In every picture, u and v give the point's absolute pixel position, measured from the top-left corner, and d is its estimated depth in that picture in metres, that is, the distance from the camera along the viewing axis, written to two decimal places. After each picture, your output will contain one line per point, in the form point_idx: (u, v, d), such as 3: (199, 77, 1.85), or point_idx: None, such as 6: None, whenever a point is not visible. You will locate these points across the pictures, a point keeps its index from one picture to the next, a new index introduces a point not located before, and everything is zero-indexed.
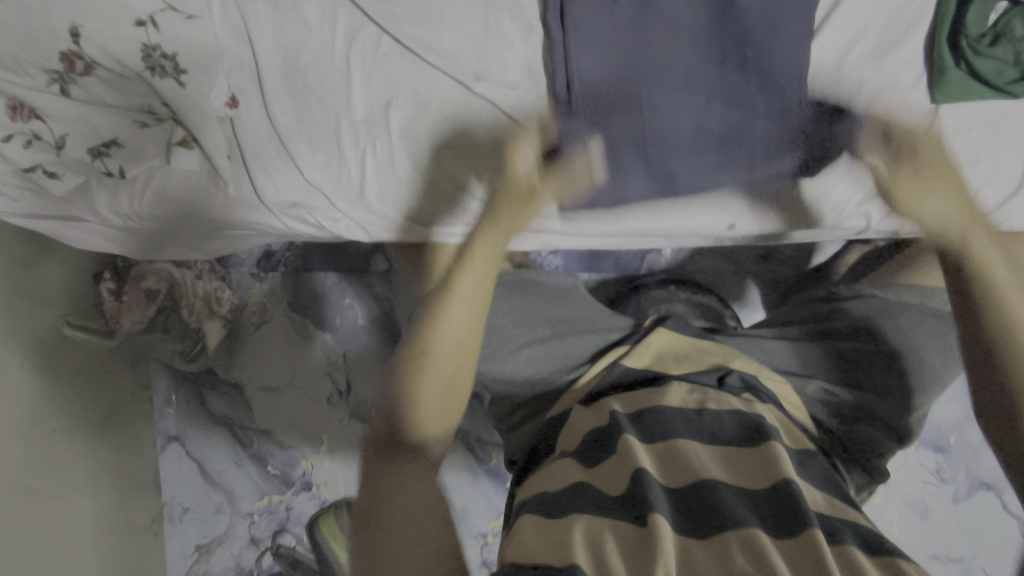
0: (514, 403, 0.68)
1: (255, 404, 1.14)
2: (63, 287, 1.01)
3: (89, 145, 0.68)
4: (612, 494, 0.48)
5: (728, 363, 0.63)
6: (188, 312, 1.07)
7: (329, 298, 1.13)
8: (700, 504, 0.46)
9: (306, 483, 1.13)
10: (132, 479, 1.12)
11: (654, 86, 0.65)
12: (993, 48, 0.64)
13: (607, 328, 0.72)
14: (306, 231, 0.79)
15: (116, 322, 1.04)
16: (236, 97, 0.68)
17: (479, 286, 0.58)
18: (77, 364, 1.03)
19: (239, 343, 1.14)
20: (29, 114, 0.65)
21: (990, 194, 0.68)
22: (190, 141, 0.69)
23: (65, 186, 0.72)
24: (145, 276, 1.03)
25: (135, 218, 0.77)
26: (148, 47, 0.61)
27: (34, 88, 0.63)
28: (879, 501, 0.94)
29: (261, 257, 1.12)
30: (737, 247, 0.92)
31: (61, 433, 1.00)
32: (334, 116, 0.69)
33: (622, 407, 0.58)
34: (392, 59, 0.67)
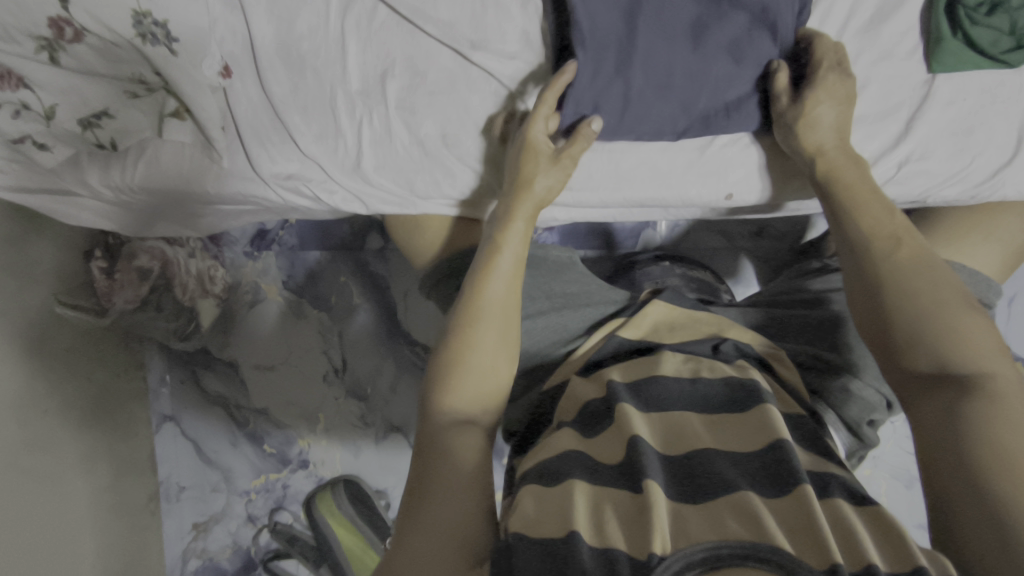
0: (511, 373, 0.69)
1: (251, 383, 1.14)
2: (53, 265, 0.99)
3: (79, 116, 0.67)
4: (610, 462, 0.50)
5: (723, 333, 0.64)
6: (182, 290, 1.06)
7: (324, 278, 1.13)
8: (694, 469, 0.47)
9: (303, 461, 1.14)
10: (127, 459, 1.11)
11: (645, 60, 0.64)
12: (990, 17, 0.63)
13: (604, 301, 0.72)
14: (305, 205, 0.78)
15: (108, 301, 1.00)
16: (229, 67, 0.69)
17: (506, 312, 0.59)
18: (69, 344, 1.02)
19: (233, 325, 1.14)
20: (16, 82, 0.63)
21: (983, 163, 0.69)
22: (182, 112, 0.69)
23: (56, 158, 0.71)
24: (137, 255, 1.01)
25: (126, 194, 0.76)
26: (140, 14, 0.60)
27: (22, 55, 0.61)
28: (867, 472, 0.99)
29: (255, 235, 1.13)
30: (729, 220, 0.94)
31: (53, 414, 0.98)
32: (329, 87, 0.69)
33: (619, 376, 0.59)
34: (388, 28, 0.66)
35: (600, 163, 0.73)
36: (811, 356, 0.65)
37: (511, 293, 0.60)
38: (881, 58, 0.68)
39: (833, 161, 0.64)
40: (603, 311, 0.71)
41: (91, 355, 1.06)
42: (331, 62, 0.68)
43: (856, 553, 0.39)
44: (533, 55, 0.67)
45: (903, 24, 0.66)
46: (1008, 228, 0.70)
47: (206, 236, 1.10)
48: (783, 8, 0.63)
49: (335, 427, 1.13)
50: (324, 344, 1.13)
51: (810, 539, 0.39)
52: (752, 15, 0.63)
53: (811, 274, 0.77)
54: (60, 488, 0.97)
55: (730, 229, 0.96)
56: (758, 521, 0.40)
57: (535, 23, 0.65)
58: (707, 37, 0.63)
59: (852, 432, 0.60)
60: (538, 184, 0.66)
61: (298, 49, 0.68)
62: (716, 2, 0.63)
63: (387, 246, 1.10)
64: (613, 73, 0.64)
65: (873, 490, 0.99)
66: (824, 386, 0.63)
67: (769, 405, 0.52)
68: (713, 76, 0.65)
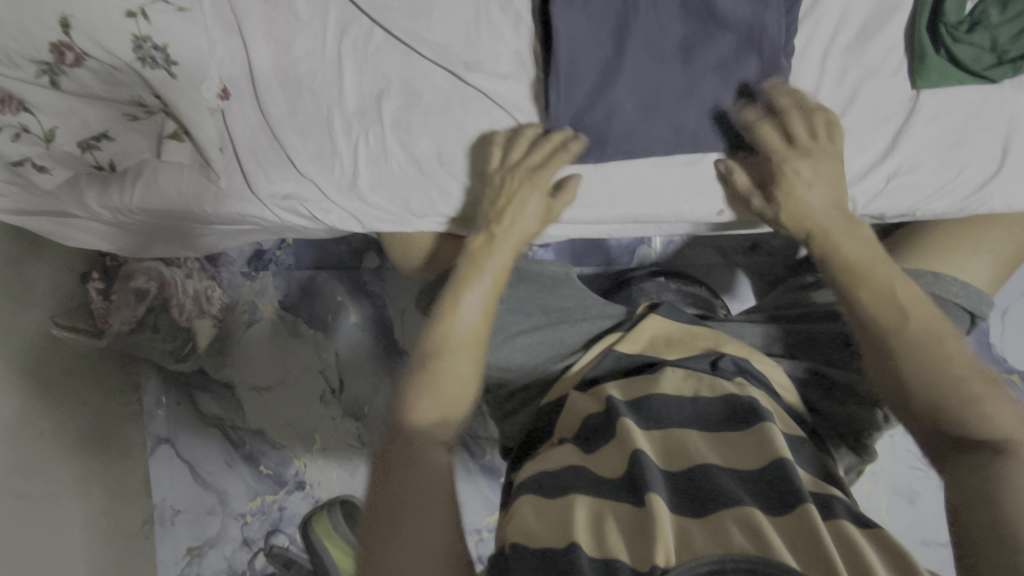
0: (509, 389, 0.69)
1: (247, 403, 1.13)
2: (51, 287, 0.99)
3: (79, 138, 0.69)
4: (609, 476, 0.49)
5: (719, 347, 0.63)
6: (178, 312, 1.05)
7: (321, 297, 1.13)
8: (696, 482, 0.47)
9: (299, 482, 1.13)
10: (122, 482, 1.10)
11: (633, 79, 0.66)
12: (970, 35, 0.65)
13: (601, 316, 0.72)
14: (303, 225, 0.76)
15: (105, 322, 1.03)
16: (227, 89, 0.71)
17: (474, 342, 0.59)
18: (67, 365, 1.02)
19: (229, 345, 1.14)
20: (17, 106, 0.65)
21: (969, 177, 0.69)
22: (180, 133, 0.70)
23: (54, 180, 0.72)
24: (134, 276, 1.01)
25: (123, 215, 0.77)
26: (139, 39, 0.61)
27: (23, 79, 0.63)
28: (866, 487, 0.99)
29: (253, 256, 1.14)
30: (723, 236, 0.95)
31: (48, 436, 0.97)
32: (326, 107, 0.71)
33: (615, 393, 0.59)
34: (383, 50, 0.69)
35: (594, 178, 0.73)
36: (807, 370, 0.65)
37: (480, 323, 0.61)
38: (868, 75, 0.69)
39: (823, 174, 0.65)
40: (600, 326, 0.71)
41: (86, 377, 1.05)
42: (331, 84, 0.70)
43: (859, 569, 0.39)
44: (526, 74, 0.69)
45: (887, 43, 0.69)
46: (998, 241, 0.70)
47: (203, 257, 1.10)
48: (770, 29, 0.65)
49: (332, 448, 1.12)
50: (321, 364, 1.13)
51: (813, 555, 0.39)
52: (737, 35, 0.65)
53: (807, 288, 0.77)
54: (53, 512, 0.96)
55: (725, 245, 0.96)
56: (762, 536, 0.40)
57: (526, 43, 0.68)
58: (693, 55, 0.66)
59: (851, 448, 0.60)
60: (516, 226, 0.67)
61: (300, 72, 0.70)
62: (703, 23, 0.65)
63: (384, 264, 1.11)
64: (602, 91, 0.66)
65: (874, 505, 0.99)
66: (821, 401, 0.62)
67: (769, 422, 0.51)
68: (699, 94, 0.67)
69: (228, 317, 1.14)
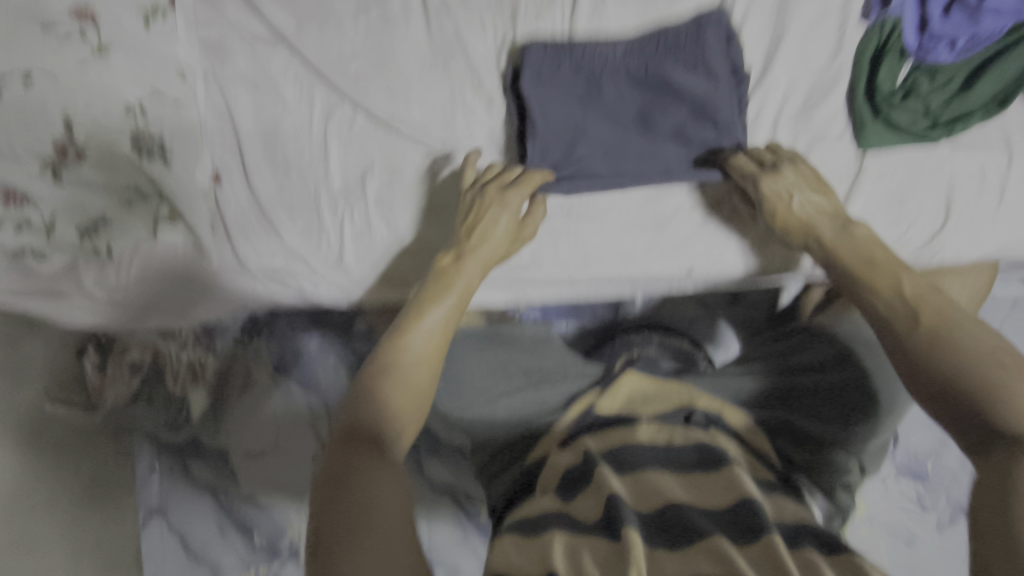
0: (493, 451, 0.71)
1: (241, 471, 1.12)
2: (46, 364, 1.02)
3: (77, 224, 0.75)
4: (587, 517, 0.51)
5: (692, 402, 0.67)
6: (172, 381, 1.09)
7: (310, 362, 1.10)
8: (672, 520, 0.49)
9: (294, 551, 1.12)
10: (113, 557, 1.10)
11: (600, 141, 0.72)
12: (905, 103, 0.72)
13: (580, 374, 0.74)
14: (283, 296, 0.81)
15: (100, 397, 1.07)
16: (220, 173, 0.75)
17: (432, 356, 0.61)
18: (58, 441, 1.03)
19: (224, 411, 1.11)
20: (20, 200, 0.73)
21: (918, 230, 0.77)
22: (173, 215, 0.76)
23: (54, 265, 0.77)
24: (129, 349, 1.06)
25: (118, 293, 0.79)
26: (131, 134, 0.71)
27: (26, 178, 0.71)
28: (863, 532, 0.97)
29: (246, 322, 1.13)
30: (705, 290, 0.97)
31: (40, 510, 0.98)
32: (311, 187, 0.76)
33: (594, 446, 0.61)
34: (364, 132, 0.74)
35: (567, 241, 0.77)
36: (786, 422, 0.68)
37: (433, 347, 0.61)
38: (817, 138, 0.75)
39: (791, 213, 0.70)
40: (580, 385, 0.73)
41: (80, 451, 1.07)
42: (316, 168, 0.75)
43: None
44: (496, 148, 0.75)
45: (831, 109, 0.74)
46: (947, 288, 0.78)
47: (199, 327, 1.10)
48: (725, 101, 0.69)
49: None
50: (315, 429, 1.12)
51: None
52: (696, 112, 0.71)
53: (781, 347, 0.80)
54: None
55: (707, 299, 0.99)
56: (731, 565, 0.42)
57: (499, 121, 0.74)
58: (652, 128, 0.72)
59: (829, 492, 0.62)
60: (486, 241, 0.69)
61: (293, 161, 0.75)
62: (661, 95, 0.70)
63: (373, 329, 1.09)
64: (570, 152, 0.72)
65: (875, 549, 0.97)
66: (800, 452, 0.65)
67: (732, 467, 0.55)
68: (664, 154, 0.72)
69: (222, 385, 1.13)
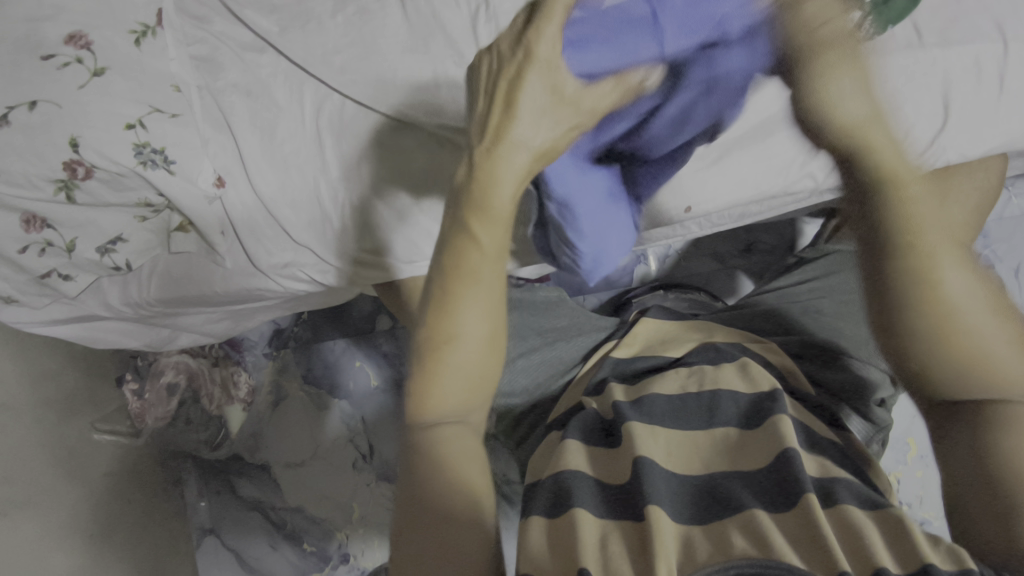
0: (518, 414, 0.71)
1: (285, 483, 1.08)
2: (88, 395, 1.09)
3: (136, 150, 0.69)
4: (617, 482, 0.49)
5: (712, 335, 0.68)
6: (208, 399, 1.09)
7: (340, 366, 1.14)
8: (787, 468, 0.45)
9: (344, 555, 1.04)
10: (151, 560, 1.02)
11: None
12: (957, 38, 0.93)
13: (593, 330, 0.78)
14: (303, 288, 0.83)
15: (141, 422, 1.07)
16: (223, 177, 0.75)
17: (486, 325, 0.51)
18: (107, 468, 1.05)
19: (263, 425, 1.12)
20: (85, 172, 0.68)
21: None
22: (186, 225, 0.77)
23: (131, 248, 0.77)
24: (164, 371, 1.07)
25: (137, 287, 0.83)
26: (140, 146, 0.69)
27: (45, 199, 0.70)
28: (920, 474, 0.93)
29: (272, 334, 1.16)
30: (717, 241, 1.00)
31: (135, 503, 1.05)
32: (385, 137, 0.74)
33: (621, 397, 0.59)
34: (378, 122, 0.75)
35: None
36: (804, 343, 0.67)
37: (483, 350, 0.51)
38: None
39: None
40: (595, 337, 0.77)
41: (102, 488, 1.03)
42: (457, 38, 0.73)
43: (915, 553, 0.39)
44: None
45: None
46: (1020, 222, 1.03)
47: (225, 343, 1.12)
48: None
49: (372, 514, 1.06)
50: (349, 432, 1.10)
51: (860, 551, 0.39)
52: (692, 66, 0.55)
53: (778, 280, 0.81)
54: None
55: (720, 250, 1.00)
56: (822, 543, 0.39)
57: None
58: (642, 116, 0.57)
59: (864, 418, 0.60)
60: (522, 131, 0.49)
61: (377, 91, 0.73)
62: None
63: (347, 345, 1.15)
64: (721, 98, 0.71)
65: (911, 479, 0.92)
66: (819, 369, 0.64)
67: None
68: None
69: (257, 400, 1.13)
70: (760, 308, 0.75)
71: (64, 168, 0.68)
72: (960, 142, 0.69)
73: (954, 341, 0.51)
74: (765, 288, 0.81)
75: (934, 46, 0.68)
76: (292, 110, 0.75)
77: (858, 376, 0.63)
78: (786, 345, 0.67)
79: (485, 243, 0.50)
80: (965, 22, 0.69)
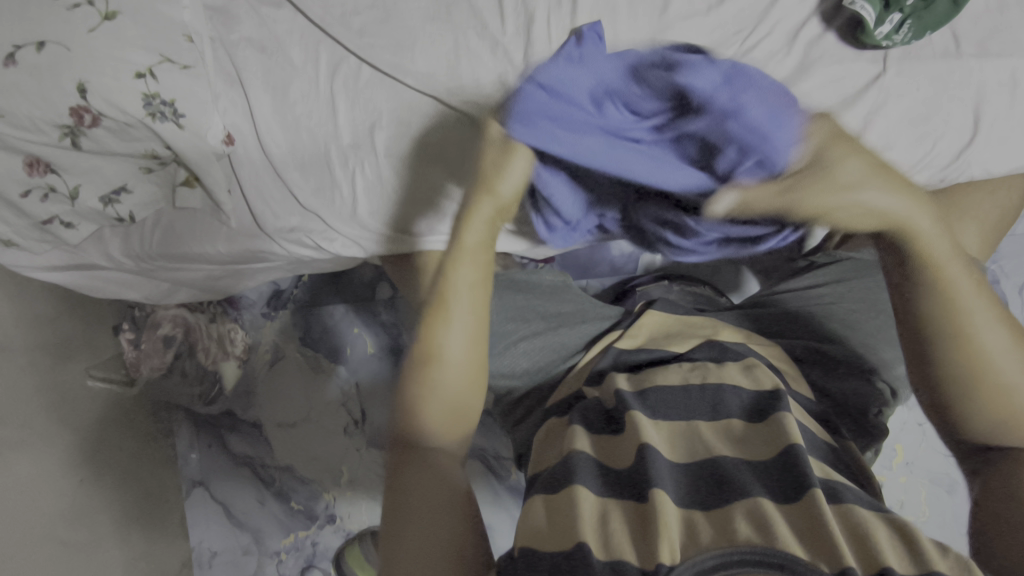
0: (517, 395, 0.72)
1: (277, 442, 1.09)
2: (83, 342, 1.08)
3: (145, 100, 0.67)
4: (618, 466, 0.49)
5: (718, 333, 0.68)
6: (204, 354, 1.09)
7: (337, 331, 1.13)
8: (792, 465, 0.46)
9: (330, 516, 1.06)
10: (143, 502, 1.06)
11: None
12: None
13: (598, 317, 0.77)
14: (308, 254, 0.82)
15: (136, 371, 1.05)
16: (232, 135, 0.74)
17: (471, 347, 0.56)
18: (102, 415, 1.05)
19: (256, 384, 1.12)
20: (93, 119, 0.67)
21: None
22: (192, 180, 0.76)
23: (136, 200, 0.76)
24: (161, 323, 1.06)
25: (138, 239, 0.82)
26: (149, 96, 0.67)
27: (50, 144, 0.68)
28: (903, 481, 0.94)
29: (271, 295, 1.14)
30: None
31: (128, 452, 1.06)
32: (401, 103, 0.71)
33: (623, 386, 0.59)
34: (372, 85, 0.72)
35: None
36: (809, 348, 0.67)
37: (466, 372, 0.56)
38: None
39: None
40: (600, 326, 0.76)
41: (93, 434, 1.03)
42: (482, 9, 0.71)
43: (917, 557, 0.40)
44: None
45: None
46: None
47: (224, 300, 1.12)
48: None
49: (361, 478, 1.07)
50: (343, 397, 1.10)
51: (864, 548, 0.40)
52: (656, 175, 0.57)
53: (785, 282, 0.81)
54: (93, 560, 0.97)
55: None
56: (828, 536, 0.40)
57: None
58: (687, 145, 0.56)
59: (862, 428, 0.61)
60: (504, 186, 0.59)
61: (396, 58, 0.71)
62: None
63: (344, 310, 1.13)
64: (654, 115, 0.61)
65: (895, 485, 0.94)
66: (823, 376, 0.64)
67: None
68: None
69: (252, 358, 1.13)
70: (765, 309, 0.75)
71: (70, 114, 0.66)
72: (988, 157, 0.67)
73: (975, 371, 0.52)
74: (774, 288, 0.81)
75: (970, 57, 0.66)
76: (305, 70, 0.73)
77: (863, 386, 0.63)
78: (789, 349, 0.67)
79: (464, 277, 0.57)
80: (1005, 34, 0.67)
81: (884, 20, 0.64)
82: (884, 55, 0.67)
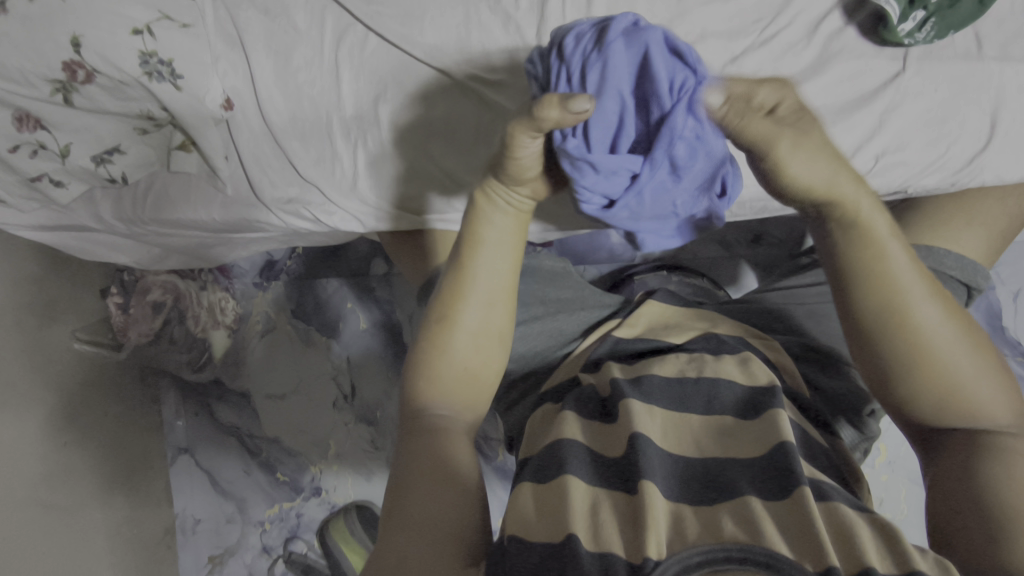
0: (511, 379, 0.71)
1: (264, 413, 1.08)
2: (70, 304, 1.05)
3: (142, 59, 0.65)
4: (609, 455, 0.49)
5: (715, 326, 0.67)
6: (194, 321, 1.07)
7: (329, 304, 1.10)
8: (783, 463, 0.46)
9: (316, 488, 1.06)
10: (126, 467, 1.05)
11: None
12: None
13: (597, 304, 0.77)
14: (305, 226, 0.80)
15: (124, 336, 1.05)
16: (231, 100, 0.71)
17: (496, 312, 0.56)
18: (87, 378, 1.04)
19: (245, 356, 1.10)
20: (86, 75, 0.64)
21: None
22: (188, 144, 0.73)
23: (129, 161, 0.74)
24: (150, 288, 1.04)
25: (131, 201, 0.80)
26: (146, 54, 0.65)
27: (41, 99, 0.66)
28: (885, 479, 0.95)
29: (264, 266, 1.12)
30: (727, 227, 0.97)
31: (112, 417, 1.05)
32: (406, 75, 0.69)
33: (619, 374, 0.59)
34: (378, 55, 0.69)
35: None
36: (804, 346, 0.67)
37: (485, 339, 0.56)
38: None
39: None
40: (599, 313, 0.76)
41: (79, 397, 1.02)
42: None
43: (902, 557, 0.40)
44: None
45: None
46: None
47: (215, 268, 1.09)
48: None
49: (348, 453, 1.07)
50: (334, 370, 1.09)
51: (848, 548, 0.40)
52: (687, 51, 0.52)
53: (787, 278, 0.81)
54: (76, 523, 0.97)
55: (728, 237, 0.98)
56: (811, 535, 0.40)
57: None
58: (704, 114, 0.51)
59: (852, 426, 0.62)
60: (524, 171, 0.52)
61: (402, 27, 0.68)
62: None
63: (339, 284, 1.11)
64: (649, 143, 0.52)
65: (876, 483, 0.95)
66: (816, 374, 0.65)
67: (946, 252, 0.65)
68: None
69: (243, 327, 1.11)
70: (763, 305, 0.75)
71: (63, 68, 0.63)
72: (1002, 162, 0.67)
73: (920, 361, 0.52)
74: (774, 284, 0.80)
75: (992, 60, 0.65)
76: (308, 35, 0.70)
77: (857, 386, 0.63)
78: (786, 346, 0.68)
79: (489, 241, 0.56)
80: None
81: (907, 17, 0.63)
82: (905, 53, 0.66)
